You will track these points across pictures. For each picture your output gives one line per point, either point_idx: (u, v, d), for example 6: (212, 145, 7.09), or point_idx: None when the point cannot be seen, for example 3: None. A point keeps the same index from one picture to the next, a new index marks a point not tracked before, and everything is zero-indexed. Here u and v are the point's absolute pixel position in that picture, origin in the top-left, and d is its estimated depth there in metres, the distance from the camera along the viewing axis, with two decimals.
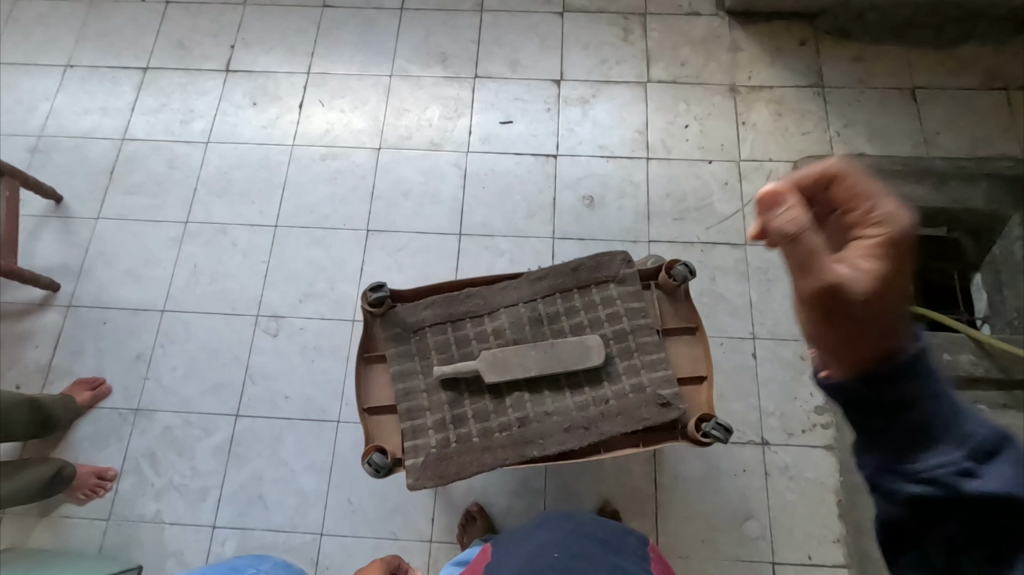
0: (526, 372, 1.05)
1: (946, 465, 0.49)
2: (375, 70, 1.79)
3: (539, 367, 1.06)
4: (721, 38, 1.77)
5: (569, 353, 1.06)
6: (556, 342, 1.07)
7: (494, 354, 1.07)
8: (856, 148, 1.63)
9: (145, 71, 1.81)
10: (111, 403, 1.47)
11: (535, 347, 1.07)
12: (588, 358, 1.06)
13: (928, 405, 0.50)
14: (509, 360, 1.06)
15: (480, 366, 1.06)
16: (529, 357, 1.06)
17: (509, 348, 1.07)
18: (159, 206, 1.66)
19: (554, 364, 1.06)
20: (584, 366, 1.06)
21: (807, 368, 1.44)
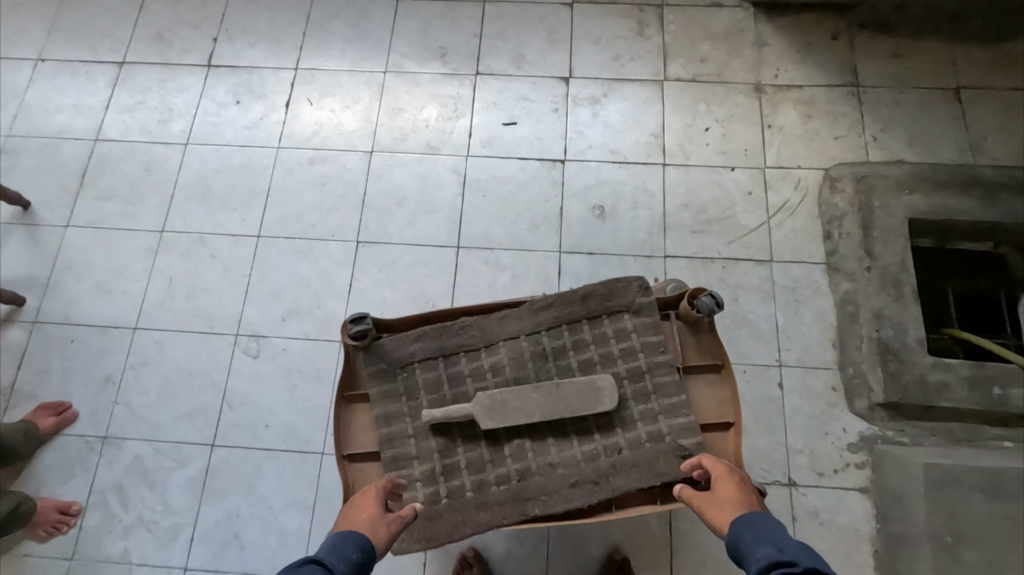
0: (527, 418, 0.92)
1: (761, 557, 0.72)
2: (368, 65, 1.65)
3: (543, 413, 0.93)
4: (745, 32, 1.62)
5: (576, 397, 0.93)
6: (562, 384, 0.94)
7: (491, 397, 0.94)
8: (894, 154, 1.48)
9: (121, 66, 1.68)
10: (77, 429, 1.35)
11: (538, 389, 0.94)
12: (599, 403, 0.93)
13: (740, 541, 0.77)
14: (509, 405, 0.93)
15: (475, 410, 0.93)
16: (531, 401, 0.93)
17: (508, 389, 0.94)
18: (133, 213, 1.53)
19: (559, 408, 0.93)
20: (593, 411, 0.93)
21: (840, 401, 1.30)
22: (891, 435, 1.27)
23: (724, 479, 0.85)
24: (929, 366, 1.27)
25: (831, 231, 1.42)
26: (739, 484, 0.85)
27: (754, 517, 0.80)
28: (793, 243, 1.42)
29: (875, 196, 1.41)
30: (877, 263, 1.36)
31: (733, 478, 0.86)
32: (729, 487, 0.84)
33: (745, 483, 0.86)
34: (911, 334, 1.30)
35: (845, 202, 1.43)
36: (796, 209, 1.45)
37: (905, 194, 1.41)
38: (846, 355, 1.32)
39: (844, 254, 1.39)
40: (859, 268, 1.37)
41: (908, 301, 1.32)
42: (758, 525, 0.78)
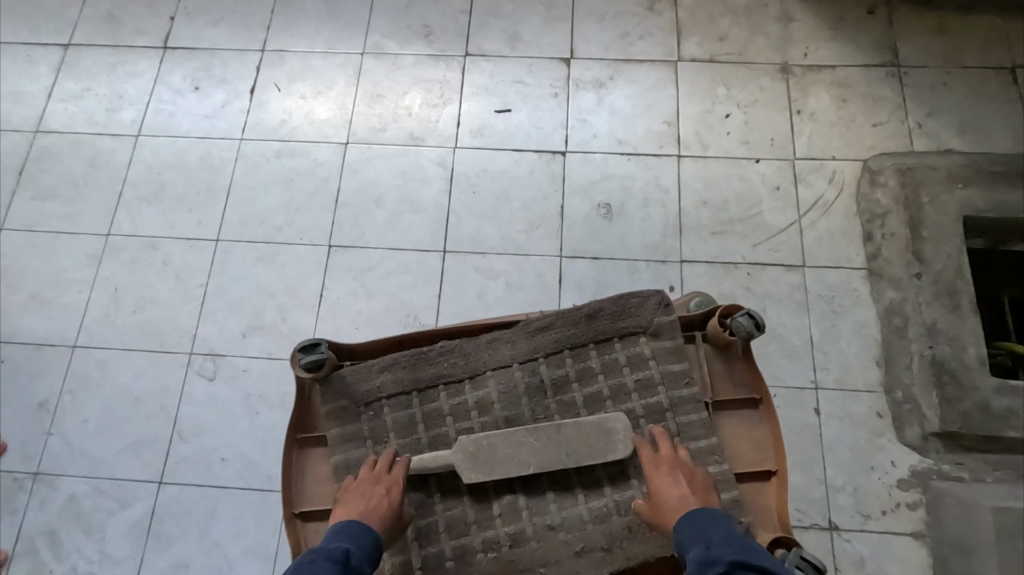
0: (521, 470, 0.75)
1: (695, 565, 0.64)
2: (344, 46, 1.46)
3: (540, 463, 0.75)
4: (769, 6, 1.43)
5: (581, 442, 0.75)
6: (564, 426, 0.76)
7: (476, 442, 0.76)
8: (942, 142, 1.29)
9: (66, 49, 1.49)
10: (5, 465, 1.18)
11: (534, 433, 0.76)
12: (610, 450, 0.75)
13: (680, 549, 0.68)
14: (497, 453, 0.75)
15: (455, 459, 0.75)
16: (525, 448, 0.75)
17: (497, 432, 0.76)
18: (75, 214, 1.35)
19: (560, 456, 0.75)
20: (604, 461, 0.75)
21: (887, 429, 1.12)
22: (949, 469, 1.09)
23: (653, 474, 0.72)
24: (993, 390, 1.09)
25: (873, 231, 1.23)
26: (672, 474, 0.73)
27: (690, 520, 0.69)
28: (829, 245, 1.24)
29: (923, 190, 1.23)
30: (928, 268, 1.17)
31: (664, 470, 0.73)
32: (661, 482, 0.72)
33: (681, 471, 0.73)
34: (970, 352, 1.12)
35: (888, 198, 1.24)
36: (831, 206, 1.26)
37: (958, 188, 1.22)
38: (893, 375, 1.14)
39: (888, 257, 1.21)
40: (906, 274, 1.18)
41: (965, 313, 1.14)
42: (693, 528, 0.68)
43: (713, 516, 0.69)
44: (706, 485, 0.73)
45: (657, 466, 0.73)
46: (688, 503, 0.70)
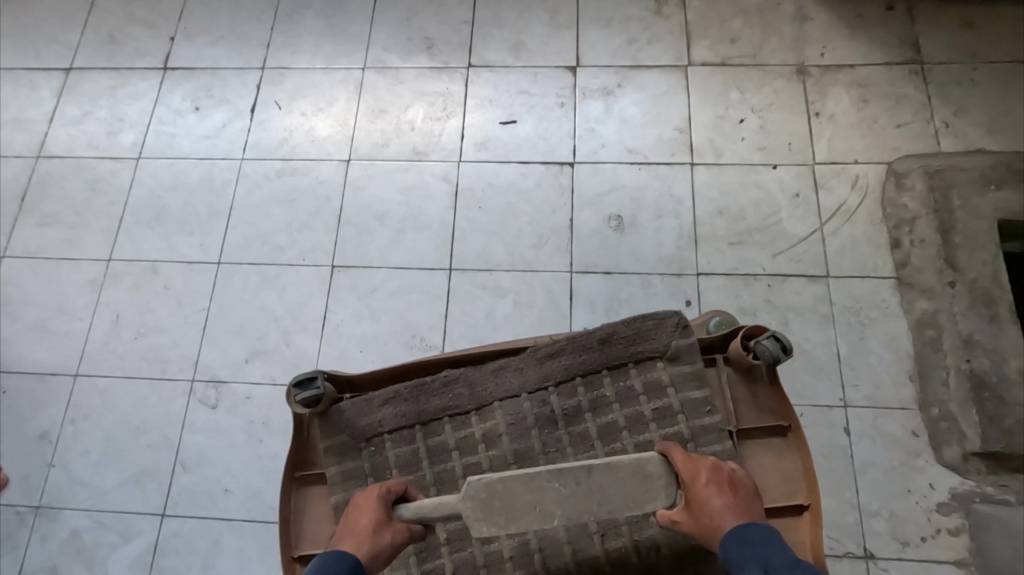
0: (545, 522, 0.64)
1: None
2: (345, 62, 1.44)
3: (567, 513, 0.64)
4: (782, 5, 1.38)
5: (615, 488, 0.65)
6: (595, 469, 0.65)
7: (488, 488, 0.65)
8: (972, 142, 1.22)
9: (67, 73, 1.48)
10: (7, 499, 1.15)
11: (559, 477, 0.65)
12: (650, 498, 0.65)
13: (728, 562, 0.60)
14: (513, 502, 0.64)
15: (462, 508, 0.65)
16: (549, 495, 0.64)
17: (513, 475, 0.65)
18: (76, 239, 1.33)
19: (591, 505, 0.64)
20: (643, 506, 0.65)
21: (924, 449, 1.05)
22: (992, 492, 1.02)
23: (694, 483, 0.65)
24: None
25: (900, 237, 1.17)
26: (714, 485, 0.65)
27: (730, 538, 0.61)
28: (853, 254, 1.17)
29: (954, 194, 1.16)
30: (962, 276, 1.11)
31: (700, 478, 0.65)
32: (701, 493, 0.64)
33: (718, 480, 0.65)
34: (1010, 365, 1.05)
35: (915, 202, 1.18)
36: (855, 211, 1.20)
37: (991, 190, 1.15)
38: (928, 391, 1.07)
39: (918, 265, 1.14)
40: (938, 282, 1.12)
41: (1005, 322, 1.07)
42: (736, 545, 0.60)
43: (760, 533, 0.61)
44: (750, 494, 0.66)
45: (698, 475, 0.65)
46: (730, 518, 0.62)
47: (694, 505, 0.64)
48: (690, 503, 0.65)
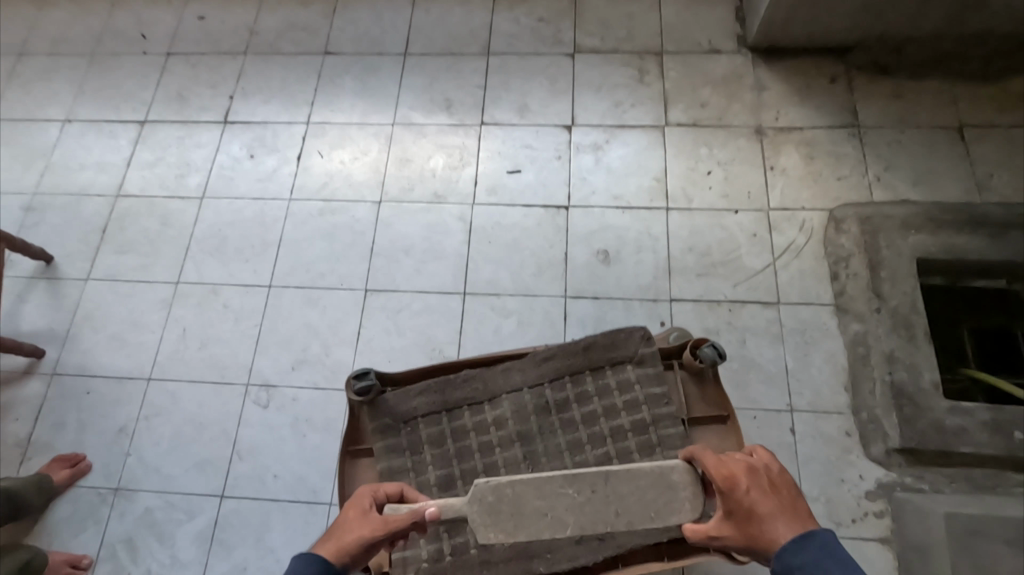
0: (562, 529, 0.78)
1: None
2: (377, 118, 1.71)
3: (579, 521, 0.78)
4: (744, 77, 1.65)
5: (632, 498, 0.80)
6: (611, 478, 0.80)
7: (496, 492, 0.80)
8: (899, 194, 1.47)
9: (142, 125, 1.76)
10: (90, 482, 1.37)
11: (573, 487, 0.80)
12: (672, 512, 0.79)
13: None
14: (526, 508, 0.79)
15: (470, 513, 0.79)
16: (562, 501, 0.79)
17: (524, 483, 0.80)
18: (149, 265, 1.58)
19: (608, 513, 0.79)
20: (657, 517, 0.79)
21: (855, 446, 1.27)
22: (911, 482, 1.23)
23: (739, 494, 0.74)
24: (946, 411, 1.24)
25: (838, 272, 1.41)
26: (759, 494, 0.74)
27: (775, 540, 0.70)
28: (800, 285, 1.41)
29: (881, 236, 1.41)
30: (886, 304, 1.35)
31: (740, 484, 0.74)
32: (748, 502, 0.73)
33: (758, 485, 0.74)
34: (925, 377, 1.27)
35: (851, 243, 1.42)
36: (802, 249, 1.45)
37: (911, 234, 1.40)
38: (860, 399, 1.30)
39: (852, 295, 1.38)
40: (868, 309, 1.36)
41: (920, 342, 1.30)
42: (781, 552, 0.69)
43: (802, 536, 0.69)
44: (790, 494, 0.74)
45: (741, 485, 0.74)
46: (770, 521, 0.71)
47: (741, 514, 0.73)
48: (737, 513, 0.74)
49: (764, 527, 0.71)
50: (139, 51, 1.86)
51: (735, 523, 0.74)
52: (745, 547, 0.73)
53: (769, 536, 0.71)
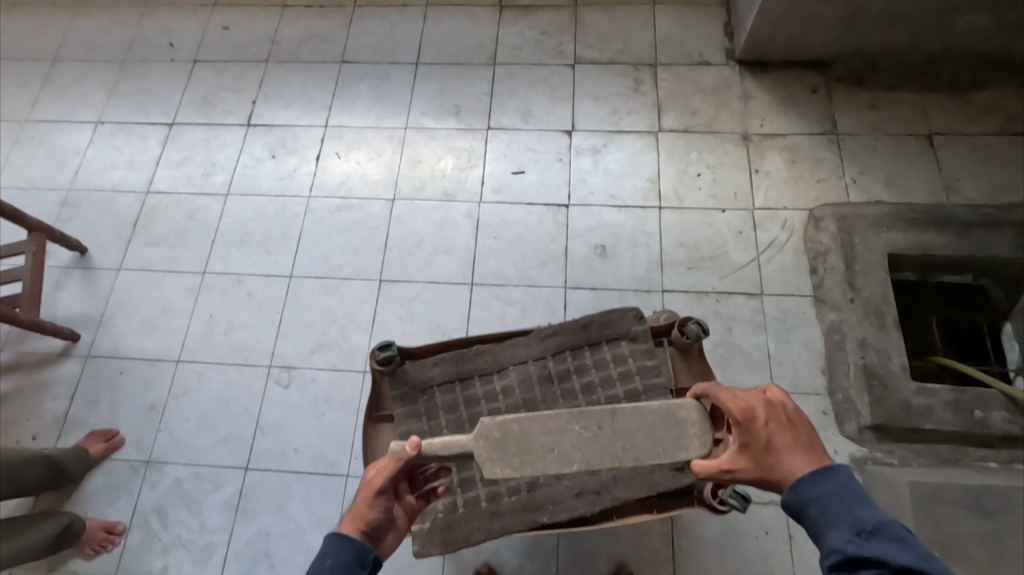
0: (570, 462, 0.88)
1: (842, 545, 0.66)
2: (391, 122, 1.83)
3: (584, 456, 0.88)
4: (732, 87, 1.78)
5: (641, 433, 0.90)
6: (620, 414, 0.90)
7: (502, 430, 0.89)
8: (873, 195, 1.60)
9: (170, 126, 1.88)
10: (123, 455, 1.48)
11: (581, 424, 0.89)
12: (681, 447, 0.89)
13: (808, 515, 0.71)
14: (532, 443, 0.89)
15: (478, 449, 0.89)
16: (569, 436, 0.89)
17: (530, 421, 0.90)
18: (177, 256, 1.69)
19: (614, 448, 0.89)
20: (668, 448, 0.89)
21: (831, 424, 1.38)
22: (881, 456, 1.35)
23: (757, 427, 0.77)
24: (913, 391, 1.36)
25: (816, 266, 1.53)
26: (776, 428, 0.77)
27: (791, 472, 0.74)
28: (782, 277, 1.54)
29: (856, 233, 1.54)
30: (860, 295, 1.47)
31: (759, 418, 0.77)
32: (766, 436, 0.76)
33: (776, 420, 0.78)
34: (894, 360, 1.40)
35: (829, 239, 1.55)
36: (784, 246, 1.57)
37: (884, 231, 1.53)
38: (835, 380, 1.42)
39: (830, 287, 1.50)
40: (843, 299, 1.48)
41: (890, 329, 1.42)
42: (797, 483, 0.73)
43: (817, 469, 0.73)
44: (806, 430, 0.78)
45: (759, 418, 0.77)
46: (787, 454, 0.75)
47: (758, 447, 0.77)
48: (754, 446, 0.77)
49: (781, 459, 0.75)
50: (167, 58, 1.98)
51: (751, 457, 0.77)
52: (760, 480, 0.77)
53: (786, 468, 0.74)
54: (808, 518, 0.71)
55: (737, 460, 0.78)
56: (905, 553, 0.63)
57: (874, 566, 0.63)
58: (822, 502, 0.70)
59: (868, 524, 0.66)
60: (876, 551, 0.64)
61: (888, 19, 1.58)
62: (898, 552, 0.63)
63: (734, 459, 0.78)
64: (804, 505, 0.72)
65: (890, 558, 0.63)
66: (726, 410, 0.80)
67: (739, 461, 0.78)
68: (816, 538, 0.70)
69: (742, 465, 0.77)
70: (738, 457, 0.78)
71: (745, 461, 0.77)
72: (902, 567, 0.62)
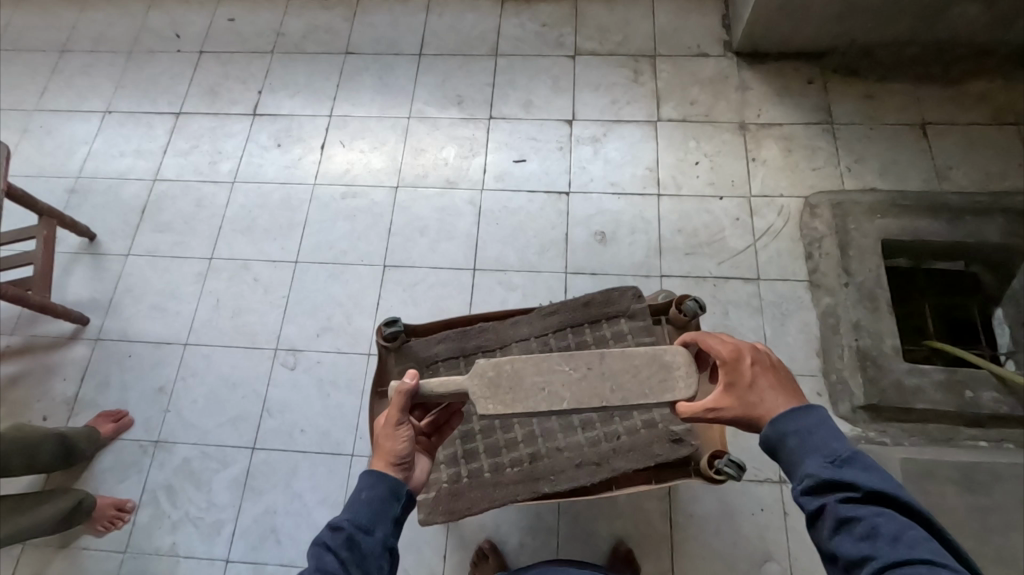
0: (558, 400, 0.86)
1: (815, 470, 0.71)
2: (394, 112, 1.86)
3: (574, 395, 0.86)
4: (730, 78, 1.82)
5: (629, 376, 0.87)
6: (607, 357, 0.88)
7: (495, 370, 0.88)
8: (867, 183, 1.63)
9: (177, 116, 1.91)
10: (132, 435, 1.51)
11: (570, 365, 0.88)
12: (666, 388, 0.86)
13: (785, 447, 0.76)
14: (524, 382, 0.87)
15: (471, 387, 0.87)
16: (559, 376, 0.87)
17: (522, 361, 0.88)
18: (185, 243, 1.72)
19: (603, 389, 0.87)
20: (657, 389, 0.86)
21: (825, 404, 1.41)
22: (874, 435, 1.38)
23: (743, 367, 0.81)
24: (905, 372, 1.40)
25: (812, 252, 1.56)
26: (761, 370, 0.81)
27: (773, 410, 0.78)
28: (778, 263, 1.57)
29: (850, 220, 1.57)
30: (854, 279, 1.50)
31: (746, 359, 0.81)
32: (751, 377, 0.81)
33: (761, 362, 0.82)
34: (886, 342, 1.43)
35: (823, 226, 1.58)
36: (780, 232, 1.60)
37: (877, 218, 1.56)
38: (830, 362, 1.45)
39: (824, 271, 1.53)
40: (837, 283, 1.51)
41: (883, 313, 1.46)
42: (779, 418, 0.77)
43: (798, 407, 0.78)
44: (787, 375, 0.83)
45: (745, 359, 0.81)
46: (770, 393, 0.79)
47: (743, 386, 0.80)
48: (739, 385, 0.80)
49: (764, 398, 0.79)
50: (173, 49, 2.02)
51: (735, 395, 0.80)
52: (743, 419, 0.80)
53: (768, 406, 0.79)
54: (784, 450, 0.76)
55: (721, 399, 0.81)
56: (874, 479, 0.68)
57: (844, 488, 0.69)
58: (799, 434, 0.75)
59: (841, 455, 0.72)
60: (846, 475, 0.69)
61: (882, 11, 1.61)
62: (866, 477, 0.68)
63: (719, 398, 0.81)
64: (781, 437, 0.76)
65: (859, 481, 0.68)
66: (715, 352, 0.84)
67: (723, 399, 0.80)
68: (790, 468, 0.75)
69: (726, 403, 0.80)
70: (723, 396, 0.81)
71: (729, 399, 0.80)
72: (868, 489, 0.67)
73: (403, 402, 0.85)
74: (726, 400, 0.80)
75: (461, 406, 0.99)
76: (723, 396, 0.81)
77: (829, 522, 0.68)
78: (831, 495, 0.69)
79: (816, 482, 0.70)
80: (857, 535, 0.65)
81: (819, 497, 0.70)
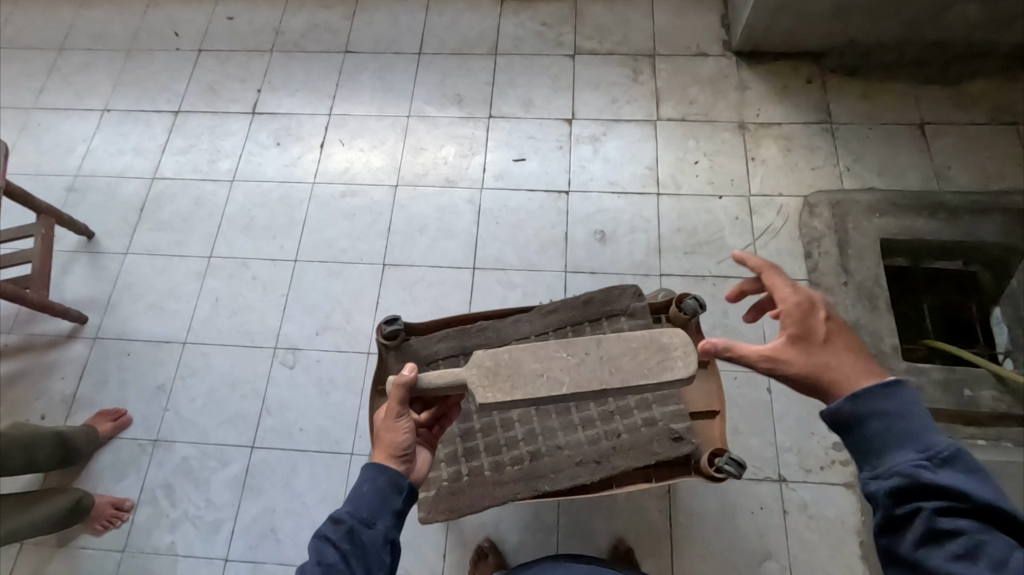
0: (556, 385, 0.85)
1: (907, 469, 0.65)
2: (393, 111, 1.86)
3: (572, 379, 0.86)
4: (729, 78, 1.82)
5: (627, 358, 0.87)
6: (604, 341, 0.88)
7: (494, 358, 0.87)
8: (866, 182, 1.64)
9: (176, 114, 1.90)
10: (131, 434, 1.50)
11: (567, 350, 0.88)
12: (667, 369, 0.85)
13: (868, 430, 0.69)
14: (523, 369, 0.86)
15: (469, 375, 0.87)
16: (556, 362, 0.87)
17: (520, 349, 0.88)
18: (184, 242, 1.72)
19: (602, 372, 0.86)
20: (656, 369, 0.86)
21: None
22: None
23: (816, 322, 0.76)
24: (904, 370, 1.40)
25: (811, 251, 1.56)
26: (835, 332, 0.76)
27: (844, 373, 0.73)
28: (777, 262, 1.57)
29: (849, 219, 1.57)
30: (853, 278, 1.51)
31: (819, 313, 0.77)
32: (823, 334, 0.76)
33: (836, 323, 0.77)
34: (886, 341, 1.43)
35: (822, 225, 1.58)
36: (779, 231, 1.61)
37: (876, 217, 1.57)
38: None
39: (823, 271, 1.53)
40: (837, 282, 1.51)
41: (882, 312, 1.46)
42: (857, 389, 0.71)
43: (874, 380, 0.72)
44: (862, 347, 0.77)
45: (820, 315, 0.77)
46: (844, 353, 0.74)
47: (812, 341, 0.75)
48: (808, 339, 0.76)
49: (837, 358, 0.74)
50: (172, 47, 2.01)
51: (800, 349, 0.75)
52: (807, 375, 0.74)
53: (840, 367, 0.73)
54: (866, 432, 0.69)
55: (785, 349, 0.75)
56: (975, 487, 0.63)
57: (940, 495, 0.63)
58: (888, 420, 0.68)
59: (940, 456, 0.65)
60: (945, 481, 0.63)
61: (881, 10, 1.62)
62: (967, 485, 0.63)
63: (783, 349, 0.76)
64: (863, 418, 0.69)
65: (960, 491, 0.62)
66: (784, 301, 0.79)
67: (788, 350, 0.75)
68: (865, 457, 0.69)
69: (790, 354, 0.75)
70: (788, 348, 0.75)
71: (794, 351, 0.75)
72: (968, 500, 0.62)
73: (402, 394, 0.85)
74: (790, 351, 0.75)
75: (460, 398, 1.00)
76: (788, 348, 0.76)
77: (918, 530, 0.64)
78: (924, 503, 0.64)
79: (904, 484, 0.65)
80: (952, 551, 0.62)
81: (908, 501, 0.65)
